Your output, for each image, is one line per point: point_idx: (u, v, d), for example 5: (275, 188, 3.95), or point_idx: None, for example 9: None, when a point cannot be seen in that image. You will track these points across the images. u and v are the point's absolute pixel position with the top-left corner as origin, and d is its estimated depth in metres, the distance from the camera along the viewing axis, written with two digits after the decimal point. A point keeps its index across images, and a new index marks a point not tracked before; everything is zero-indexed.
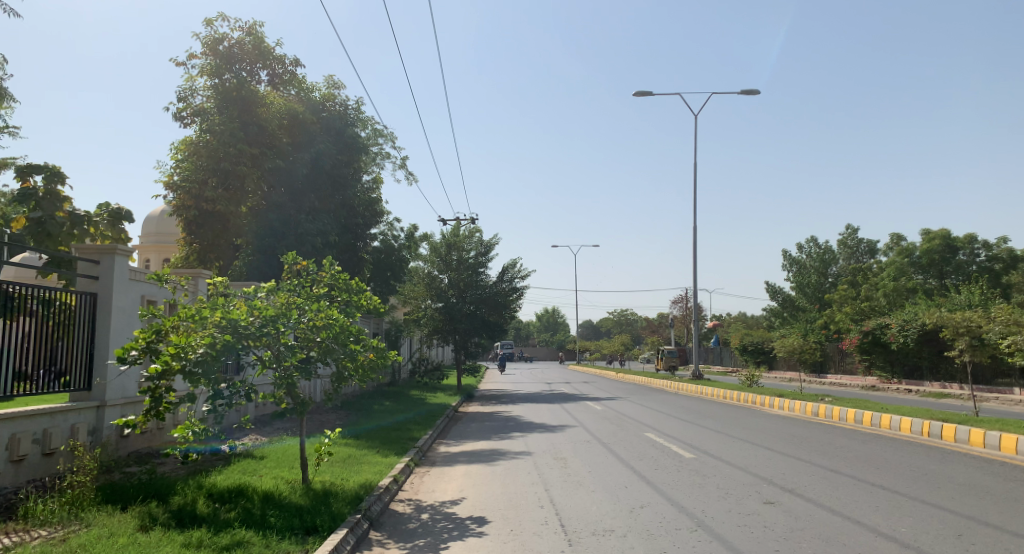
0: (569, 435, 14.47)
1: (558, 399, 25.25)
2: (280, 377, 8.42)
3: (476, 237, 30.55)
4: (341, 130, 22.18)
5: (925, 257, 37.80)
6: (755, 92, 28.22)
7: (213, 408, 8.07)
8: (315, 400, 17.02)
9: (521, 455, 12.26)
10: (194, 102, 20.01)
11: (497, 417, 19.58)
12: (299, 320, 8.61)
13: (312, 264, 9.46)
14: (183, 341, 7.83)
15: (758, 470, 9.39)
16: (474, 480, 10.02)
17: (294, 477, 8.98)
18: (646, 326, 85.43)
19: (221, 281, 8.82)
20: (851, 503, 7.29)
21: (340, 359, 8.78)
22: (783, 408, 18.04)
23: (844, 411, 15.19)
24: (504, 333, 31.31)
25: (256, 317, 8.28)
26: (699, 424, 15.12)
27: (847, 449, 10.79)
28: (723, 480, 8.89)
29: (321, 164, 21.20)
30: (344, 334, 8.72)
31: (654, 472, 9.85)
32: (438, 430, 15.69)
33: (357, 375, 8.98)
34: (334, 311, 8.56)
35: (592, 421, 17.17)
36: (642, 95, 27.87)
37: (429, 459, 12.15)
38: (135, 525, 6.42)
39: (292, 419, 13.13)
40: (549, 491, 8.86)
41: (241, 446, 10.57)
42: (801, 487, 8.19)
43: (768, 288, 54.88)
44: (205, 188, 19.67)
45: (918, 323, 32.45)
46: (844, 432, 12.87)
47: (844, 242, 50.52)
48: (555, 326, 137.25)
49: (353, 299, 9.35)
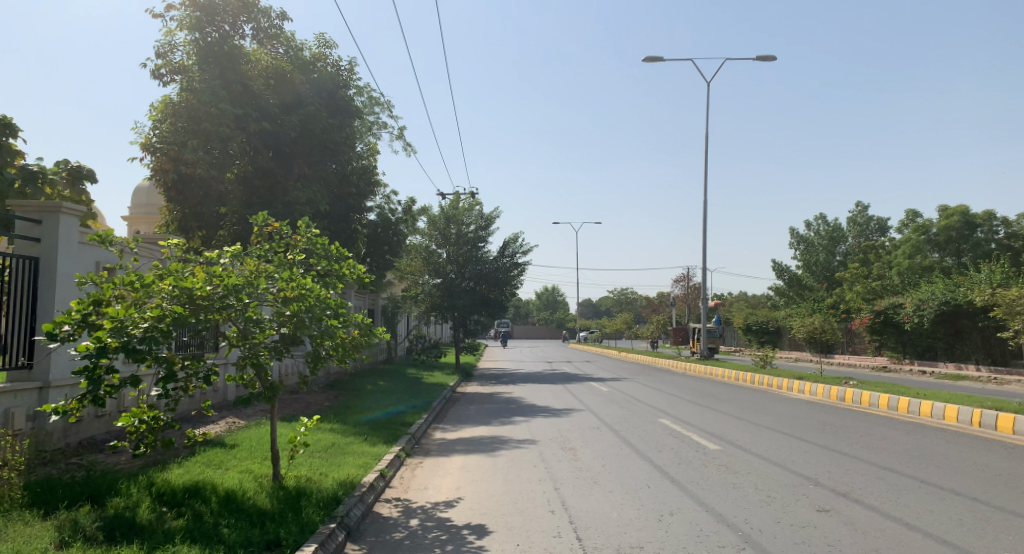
0: (576, 420, 13.28)
1: (562, 380, 24.02)
2: (244, 357, 7.11)
3: (476, 210, 29.18)
4: (332, 92, 20.84)
5: (942, 235, 36.48)
6: (771, 58, 26.79)
7: (165, 392, 6.76)
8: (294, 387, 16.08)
9: (526, 443, 11.05)
10: (174, 58, 18.63)
11: (498, 398, 18.36)
12: (269, 291, 7.33)
13: (286, 227, 8.16)
14: (125, 313, 6.47)
15: (801, 468, 8.19)
16: (473, 475, 8.78)
17: (264, 473, 7.74)
18: (647, 306, 84.44)
19: (179, 243, 7.48)
20: (929, 518, 6.14)
21: (316, 337, 7.45)
22: (804, 393, 16.89)
23: (876, 396, 14.01)
24: (505, 311, 30.00)
25: (215, 286, 6.96)
26: (717, 409, 13.96)
27: (895, 442, 9.60)
28: (762, 480, 7.71)
29: (311, 127, 19.90)
30: (321, 309, 7.42)
31: (677, 468, 8.66)
32: (433, 413, 14.49)
33: (336, 355, 7.68)
34: (308, 282, 7.26)
35: (600, 404, 15.95)
36: (653, 60, 26.42)
37: (423, 448, 10.94)
38: (51, 542, 5.16)
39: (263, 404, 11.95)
40: (561, 492, 7.66)
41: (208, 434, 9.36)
42: (857, 491, 7.03)
43: (774, 267, 53.57)
44: (184, 150, 18.10)
45: (934, 303, 30.90)
46: (884, 421, 11.67)
47: (854, 220, 48.89)
48: (555, 305, 136.97)
49: (334, 267, 8.07)
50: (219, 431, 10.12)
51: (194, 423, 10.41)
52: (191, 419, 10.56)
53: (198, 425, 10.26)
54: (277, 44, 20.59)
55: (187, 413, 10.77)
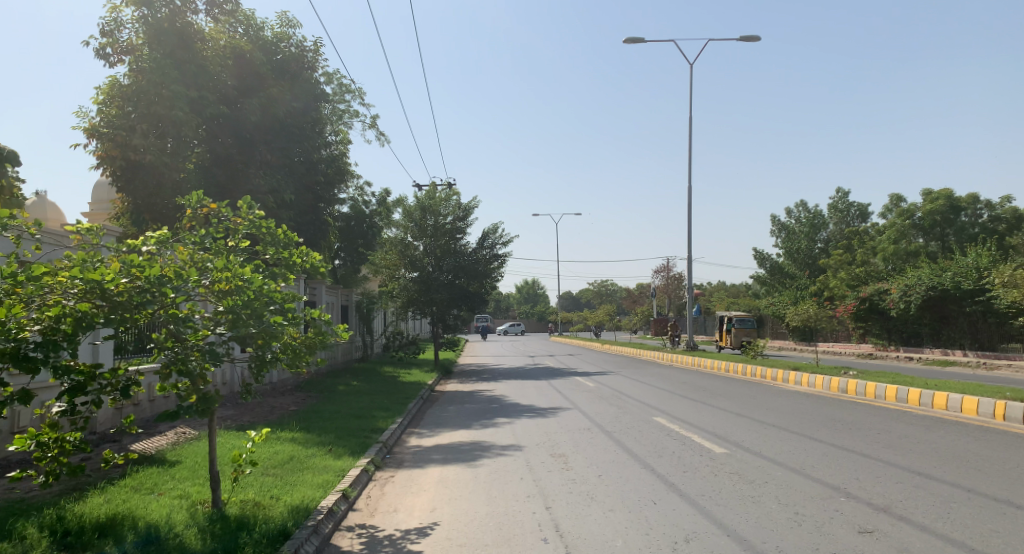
0: (563, 421, 12.19)
1: (545, 375, 22.85)
2: (166, 364, 5.89)
3: (453, 200, 27.94)
4: (295, 74, 20.18)
5: (926, 219, 35.60)
6: (755, 39, 25.85)
7: (71, 409, 5.61)
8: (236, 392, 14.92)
9: (511, 450, 9.94)
10: (121, 36, 17.31)
11: (478, 397, 17.21)
12: (201, 283, 6.16)
13: (224, 208, 6.97)
14: (12, 311, 5.28)
15: (823, 475, 7.16)
16: (452, 492, 7.65)
17: (202, 499, 6.60)
18: (627, 297, 83.60)
19: (92, 226, 6.25)
20: (997, 541, 5.14)
21: (258, 340, 6.24)
22: (801, 385, 15.92)
23: (882, 387, 13.04)
24: (485, 305, 28.86)
25: (135, 278, 5.78)
26: (713, 405, 12.92)
27: (921, 440, 8.62)
28: (785, 492, 6.67)
29: (272, 110, 19.08)
30: (265, 304, 6.24)
31: (682, 477, 7.62)
32: (407, 415, 13.35)
33: (285, 358, 6.48)
34: (246, 271, 6.07)
35: (589, 401, 14.84)
36: (632, 41, 25.30)
37: (396, 458, 9.76)
38: None
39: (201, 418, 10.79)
40: (553, 514, 6.58)
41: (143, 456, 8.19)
42: (898, 506, 6.02)
43: (757, 255, 52.86)
44: (134, 135, 16.74)
45: (922, 289, 30.15)
46: (897, 415, 10.68)
47: (835, 206, 48.12)
48: (535, 298, 136.52)
49: (282, 255, 6.91)
50: (150, 450, 8.86)
51: (122, 439, 9.23)
52: (104, 438, 9.25)
53: (114, 446, 8.95)
54: (235, 23, 19.45)
55: (99, 429, 9.47)
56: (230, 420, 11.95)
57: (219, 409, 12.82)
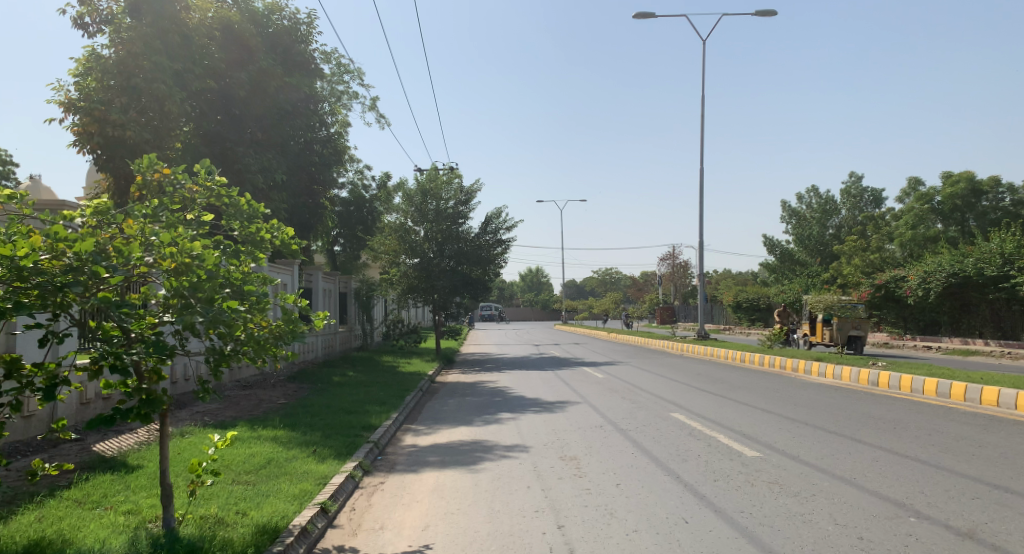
0: (572, 418, 11.19)
1: (550, 365, 21.88)
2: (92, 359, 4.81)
3: (455, 183, 26.78)
4: (287, 48, 18.98)
5: (946, 203, 34.27)
6: (771, 13, 24.69)
7: None
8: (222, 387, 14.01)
9: (516, 450, 8.95)
10: (100, 5, 16.25)
11: (481, 389, 16.22)
12: (145, 261, 5.13)
13: (179, 174, 5.95)
14: None
15: (880, 488, 6.13)
16: (448, 504, 6.63)
17: (153, 517, 5.68)
18: (632, 285, 82.51)
19: (17, 194, 5.20)
20: None
21: (213, 332, 5.17)
22: (826, 377, 14.85)
23: (919, 381, 11.99)
24: (488, 292, 27.82)
25: (60, 255, 4.82)
26: (735, 399, 11.91)
27: (984, 444, 7.59)
28: (842, 511, 5.66)
29: (263, 86, 18.12)
30: (219, 287, 5.20)
31: (714, 488, 6.58)
32: (404, 410, 12.38)
33: (250, 350, 5.44)
34: (197, 247, 5.04)
35: (599, 394, 13.84)
36: (642, 17, 24.10)
37: (388, 460, 8.77)
38: None
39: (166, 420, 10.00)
40: (567, 535, 5.56)
41: (92, 469, 7.17)
42: (985, 531, 5.03)
43: (765, 241, 51.70)
44: (112, 109, 15.66)
45: (942, 276, 28.98)
46: (943, 412, 9.65)
47: (848, 191, 46.70)
48: (539, 287, 135.88)
49: (248, 230, 5.92)
50: (109, 454, 8.05)
51: (77, 444, 8.47)
52: (36, 450, 8.12)
53: (62, 453, 8.07)
54: None
55: (26, 439, 8.32)
56: (209, 416, 10.95)
57: (201, 405, 11.86)
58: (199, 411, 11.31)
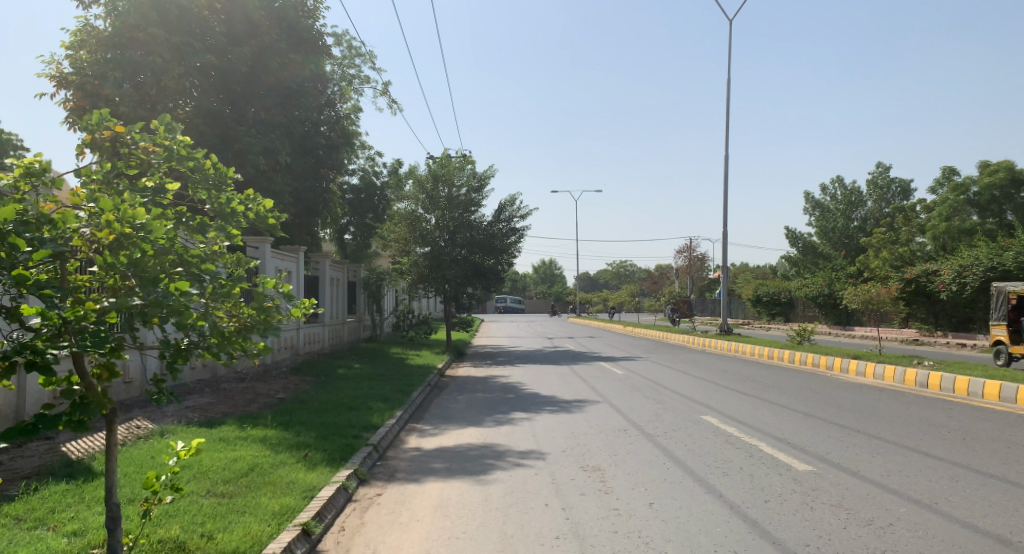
0: (593, 419, 10.19)
1: (567, 360, 20.86)
2: (5, 354, 3.87)
3: (468, 169, 25.71)
4: (292, 23, 17.90)
5: (983, 194, 32.87)
6: None
7: None
8: (217, 380, 13.15)
9: (532, 456, 7.98)
10: None
11: (493, 384, 15.27)
12: (80, 232, 4.16)
13: (136, 131, 4.97)
14: None
15: (974, 518, 5.08)
16: (454, 525, 5.65)
17: (99, 543, 4.73)
18: (647, 277, 81.23)
19: None
20: None
21: (164, 321, 4.18)
22: (867, 376, 13.73)
23: (977, 384, 10.86)
24: (500, 283, 26.80)
25: None
26: (770, 401, 10.85)
27: None
28: (932, 548, 4.61)
29: (265, 62, 17.13)
30: (169, 265, 4.21)
31: (766, 512, 5.55)
32: (409, 407, 11.43)
33: (212, 344, 4.48)
34: (142, 214, 4.07)
35: (621, 393, 12.82)
36: None
37: (387, 467, 7.82)
38: None
39: (148, 420, 9.17)
40: None
41: (45, 478, 6.24)
42: None
43: (787, 233, 50.37)
44: (105, 83, 14.85)
45: (981, 269, 27.49)
46: (1015, 421, 8.55)
47: (875, 181, 45.22)
48: (553, 278, 134.82)
49: (217, 201, 4.95)
50: (75, 456, 7.20)
51: (43, 444, 7.65)
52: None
53: (25, 453, 7.23)
54: None
55: None
56: (197, 412, 10.06)
57: (191, 400, 10.99)
58: (187, 407, 10.40)
